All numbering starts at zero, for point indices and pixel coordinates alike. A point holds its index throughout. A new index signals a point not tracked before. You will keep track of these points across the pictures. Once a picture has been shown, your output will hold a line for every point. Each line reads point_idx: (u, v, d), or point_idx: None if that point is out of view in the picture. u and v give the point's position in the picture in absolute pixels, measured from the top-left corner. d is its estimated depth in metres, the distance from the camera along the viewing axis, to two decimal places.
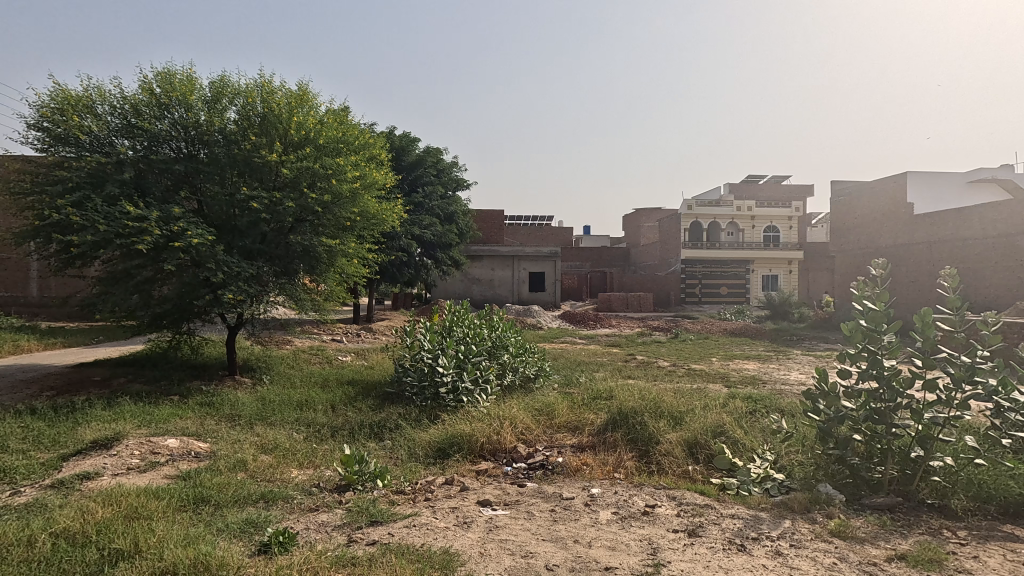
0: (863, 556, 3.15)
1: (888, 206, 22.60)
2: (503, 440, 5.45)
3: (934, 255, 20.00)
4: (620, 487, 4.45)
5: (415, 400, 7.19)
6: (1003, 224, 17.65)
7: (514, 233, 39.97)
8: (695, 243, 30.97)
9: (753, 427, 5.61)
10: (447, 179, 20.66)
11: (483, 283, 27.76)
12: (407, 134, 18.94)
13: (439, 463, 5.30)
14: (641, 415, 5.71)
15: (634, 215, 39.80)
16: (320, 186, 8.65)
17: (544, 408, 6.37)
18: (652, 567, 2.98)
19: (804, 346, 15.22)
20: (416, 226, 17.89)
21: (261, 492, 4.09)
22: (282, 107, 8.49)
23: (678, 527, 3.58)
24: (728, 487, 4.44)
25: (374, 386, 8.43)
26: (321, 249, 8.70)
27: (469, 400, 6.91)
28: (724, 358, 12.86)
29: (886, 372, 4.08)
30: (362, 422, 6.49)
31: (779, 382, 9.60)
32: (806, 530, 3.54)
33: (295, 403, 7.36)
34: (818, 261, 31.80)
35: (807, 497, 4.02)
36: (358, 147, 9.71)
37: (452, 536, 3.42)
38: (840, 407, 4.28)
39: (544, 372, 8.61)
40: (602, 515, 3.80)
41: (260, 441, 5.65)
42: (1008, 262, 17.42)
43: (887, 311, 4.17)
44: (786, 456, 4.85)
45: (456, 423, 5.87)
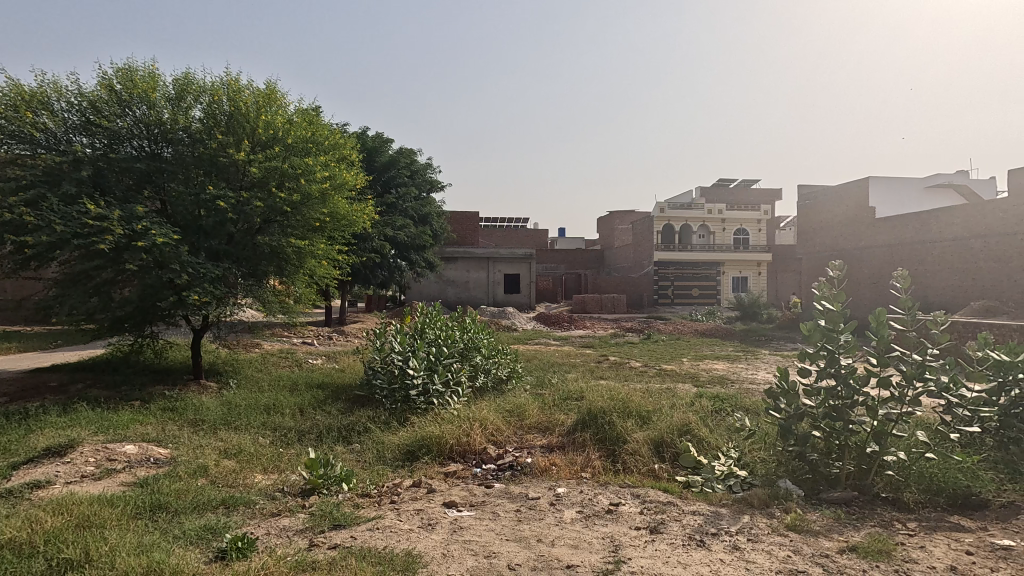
0: (816, 549, 3.25)
1: (851, 210, 23.33)
2: (472, 442, 5.44)
3: (895, 257, 20.68)
4: (585, 485, 4.50)
5: (385, 403, 7.11)
6: (959, 228, 18.30)
7: (490, 235, 40.07)
8: (667, 246, 31.53)
9: (718, 426, 5.72)
10: (421, 180, 20.55)
11: (458, 284, 27.64)
12: (379, 135, 18.79)
13: (407, 465, 5.27)
14: (610, 415, 5.78)
15: (609, 218, 40.33)
16: (288, 186, 8.53)
17: (514, 408, 6.40)
18: (612, 564, 3.02)
19: (772, 347, 15.61)
20: (389, 227, 17.71)
21: (221, 498, 4.00)
22: (249, 106, 8.37)
23: (640, 524, 3.63)
24: (692, 485, 4.52)
25: (345, 388, 8.34)
26: (289, 249, 8.54)
27: (440, 402, 6.88)
28: (693, 358, 13.05)
29: (843, 370, 4.23)
30: (330, 426, 6.41)
31: (745, 381, 9.81)
32: (764, 524, 3.63)
33: (263, 407, 7.23)
34: (786, 263, 32.61)
35: (766, 493, 4.12)
36: (326, 148, 9.64)
37: (415, 537, 3.41)
38: (800, 404, 4.43)
39: (516, 374, 8.62)
40: (566, 514, 3.83)
41: (223, 446, 5.53)
42: (961, 263, 18.17)
43: (844, 311, 4.29)
44: (748, 453, 4.96)
45: (425, 425, 5.85)
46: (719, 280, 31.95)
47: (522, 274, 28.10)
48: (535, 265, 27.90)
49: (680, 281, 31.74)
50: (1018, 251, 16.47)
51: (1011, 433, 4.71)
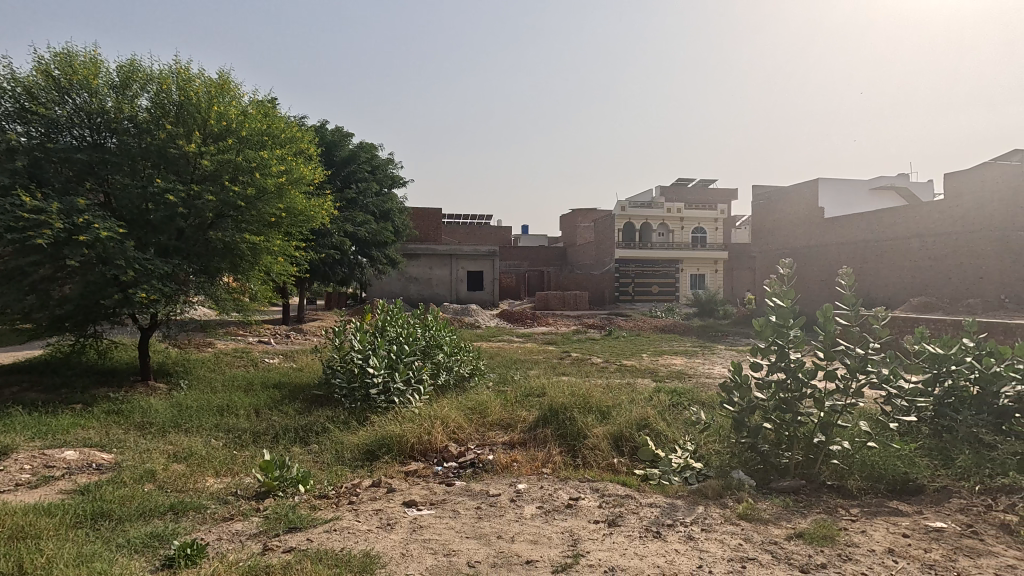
0: (766, 536, 3.37)
1: (801, 210, 24.27)
2: (434, 440, 5.40)
3: (842, 255, 21.61)
4: (546, 481, 4.54)
5: (344, 403, 6.98)
6: (900, 228, 19.25)
7: (453, 232, 39.86)
8: (628, 243, 32.14)
9: (675, 419, 5.86)
10: (382, 176, 20.24)
11: (420, 282, 27.36)
12: (338, 129, 18.42)
13: (367, 465, 5.19)
14: (570, 411, 5.86)
15: (571, 216, 40.78)
16: (242, 180, 8.25)
17: (476, 406, 6.38)
18: (571, 558, 3.06)
19: (727, 342, 16.09)
20: (348, 223, 17.37)
21: (170, 503, 3.85)
22: (200, 96, 8.07)
23: (598, 518, 3.69)
24: (650, 478, 4.62)
25: (303, 388, 8.15)
26: (243, 245, 8.25)
27: (401, 400, 6.81)
28: (652, 354, 13.33)
29: (793, 364, 4.39)
30: (287, 427, 6.25)
31: (702, 376, 10.09)
32: (717, 514, 3.74)
33: (216, 408, 6.98)
34: (741, 261, 33.69)
35: (720, 484, 4.25)
36: (282, 141, 9.39)
37: (374, 538, 3.36)
38: (752, 397, 4.58)
39: (478, 371, 8.60)
40: (526, 509, 3.86)
41: (173, 449, 5.32)
42: (902, 262, 19.12)
43: (794, 307, 4.45)
44: (704, 446, 5.10)
45: (386, 424, 5.77)
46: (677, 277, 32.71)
47: (485, 272, 28.08)
48: (498, 263, 27.92)
49: (640, 279, 32.37)
50: (952, 250, 17.47)
51: (944, 421, 5.04)
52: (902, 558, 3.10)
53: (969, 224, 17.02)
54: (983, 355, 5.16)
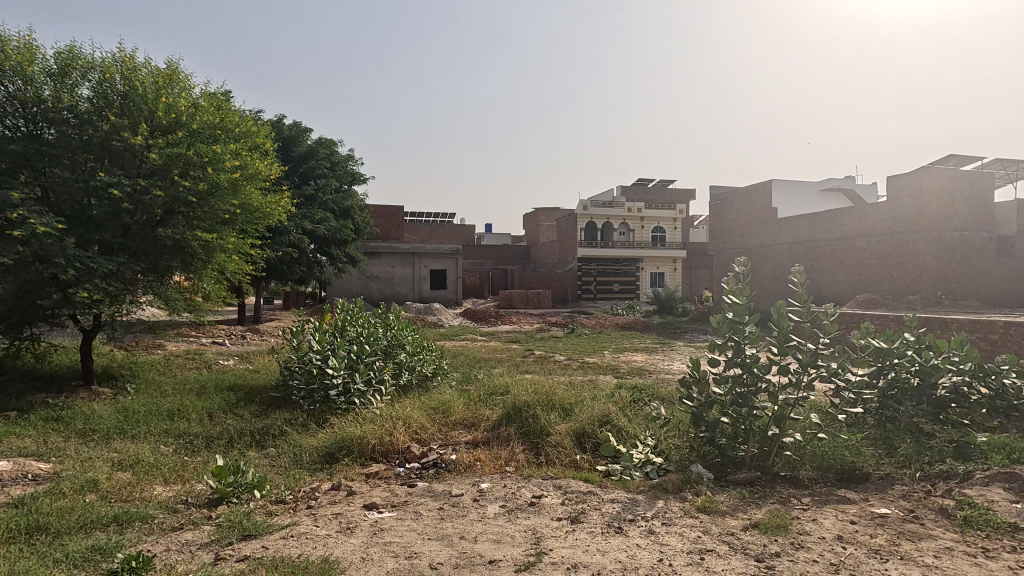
0: (723, 528, 3.46)
1: (756, 210, 25.08)
2: (395, 441, 5.32)
3: (794, 254, 22.45)
4: (509, 480, 4.52)
5: (303, 405, 6.79)
6: (846, 228, 20.17)
7: (415, 230, 39.45)
8: (591, 242, 32.62)
9: (636, 415, 5.95)
10: (342, 172, 19.83)
11: (382, 281, 26.94)
12: (295, 123, 17.96)
13: (326, 468, 5.06)
14: (533, 409, 5.87)
15: (535, 215, 41.12)
16: (193, 175, 7.92)
17: (439, 406, 6.33)
18: (534, 556, 3.06)
19: (685, 339, 16.49)
20: (306, 221, 16.92)
21: (114, 514, 3.66)
22: (147, 86, 7.72)
23: (561, 515, 3.70)
24: (612, 473, 4.68)
25: (259, 390, 7.89)
26: (194, 243, 7.91)
27: (361, 402, 6.66)
28: (614, 351, 13.52)
29: (748, 359, 4.52)
30: (242, 430, 6.04)
31: (662, 372, 10.31)
32: (677, 508, 3.81)
33: (165, 413, 6.69)
34: (699, 260, 34.63)
35: (680, 478, 4.33)
36: (236, 135, 9.09)
37: (333, 543, 3.27)
38: (710, 392, 4.69)
39: (441, 370, 8.54)
40: (489, 509, 3.84)
41: (118, 457, 5.06)
42: (849, 260, 20.02)
43: (749, 304, 4.57)
44: (664, 441, 5.19)
45: (346, 426, 5.65)
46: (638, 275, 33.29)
47: (448, 270, 27.94)
48: (461, 261, 27.80)
49: (602, 277, 32.83)
50: (894, 249, 18.39)
51: (887, 412, 5.29)
52: (851, 544, 3.23)
53: (906, 224, 18.01)
54: (923, 349, 5.43)
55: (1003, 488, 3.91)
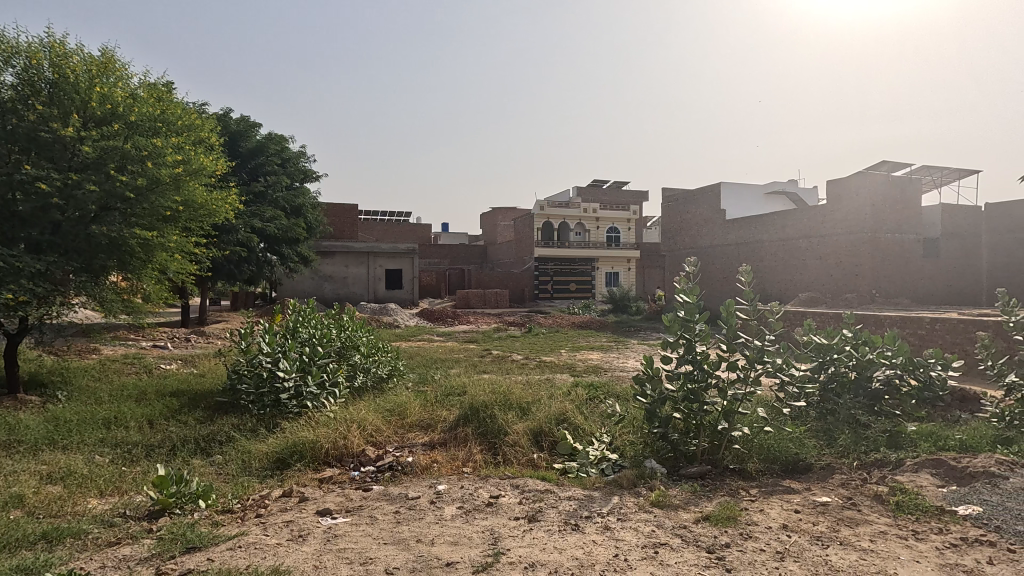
0: (676, 521, 3.54)
1: (706, 212, 25.89)
2: (350, 445, 5.20)
3: (742, 254, 23.32)
4: (466, 480, 4.50)
5: (251, 409, 6.55)
6: (789, 229, 21.13)
7: (370, 229, 38.74)
8: (548, 242, 32.91)
9: (592, 413, 6.04)
10: (294, 169, 19.25)
11: (336, 281, 26.32)
12: (244, 117, 17.33)
13: (276, 474, 4.89)
14: (491, 408, 5.86)
15: (492, 215, 41.14)
16: (131, 170, 7.47)
17: (395, 408, 6.24)
18: (492, 556, 3.04)
19: (639, 337, 16.85)
20: (255, 219, 16.31)
21: (43, 531, 3.43)
22: (78, 75, 7.28)
23: (518, 514, 3.71)
24: (569, 471, 4.73)
25: (205, 396, 7.55)
26: (132, 242, 7.46)
27: (314, 405, 6.48)
28: (570, 350, 13.68)
29: (698, 356, 4.65)
30: (186, 438, 5.77)
31: (617, 370, 10.51)
32: (632, 503, 3.88)
33: (100, 421, 6.30)
34: (652, 260, 35.47)
35: (634, 473, 4.42)
36: (178, 128, 8.66)
37: (283, 552, 3.17)
38: (663, 389, 4.80)
39: (397, 372, 8.41)
40: (446, 510, 3.80)
41: (47, 470, 4.73)
42: (792, 261, 20.95)
43: (699, 303, 4.69)
44: (618, 437, 5.28)
45: (297, 430, 5.48)
46: (594, 275, 33.79)
47: (404, 270, 27.57)
48: (417, 261, 27.49)
49: (558, 277, 33.15)
50: (832, 250, 19.37)
51: (827, 405, 5.58)
52: (795, 532, 3.37)
53: (842, 226, 19.04)
54: (860, 345, 5.73)
55: (931, 474, 4.17)
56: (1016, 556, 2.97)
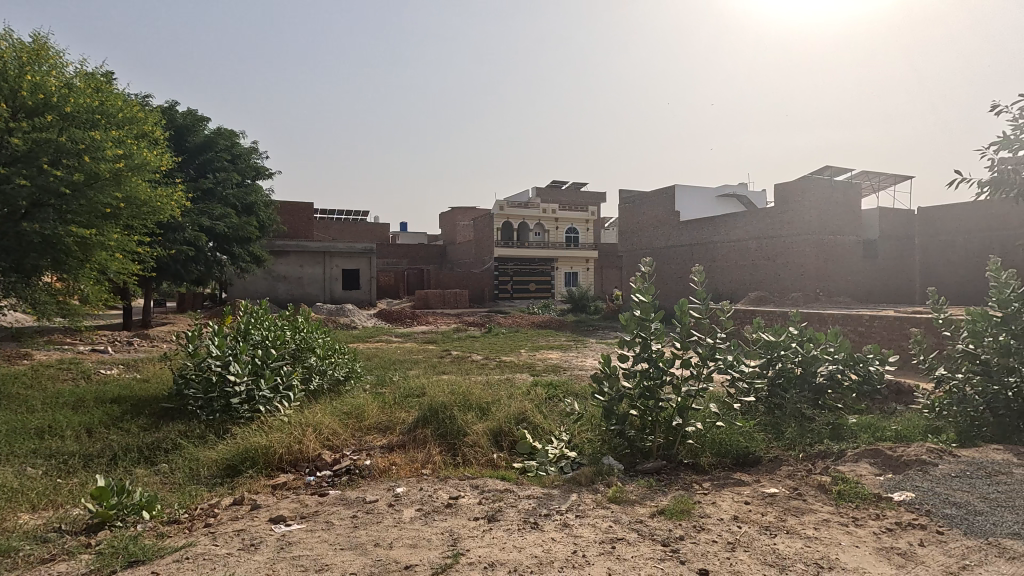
0: (632, 516, 3.62)
1: (662, 214, 26.53)
2: (305, 449, 5.07)
3: (695, 255, 24.00)
4: (425, 482, 4.46)
5: (200, 415, 6.29)
6: (740, 232, 21.88)
7: (326, 229, 37.90)
8: (508, 242, 32.98)
9: (551, 412, 6.09)
10: (245, 166, 18.62)
11: (290, 281, 25.60)
12: (191, 111, 16.67)
13: (227, 482, 4.72)
14: (450, 409, 5.83)
15: (451, 215, 40.92)
16: (65, 164, 7.02)
17: (352, 410, 6.14)
18: (451, 558, 3.02)
19: (597, 336, 17.11)
20: (203, 216, 15.68)
21: None
22: (7, 62, 7.12)
23: (478, 515, 3.70)
24: (528, 470, 4.75)
25: (149, 402, 7.20)
26: (68, 240, 7.01)
27: (267, 410, 6.29)
28: (530, 350, 13.76)
29: (653, 354, 4.77)
30: (128, 446, 5.49)
31: (575, 368, 10.63)
32: (590, 500, 3.94)
33: (32, 431, 5.91)
34: (610, 260, 36.07)
35: (592, 470, 4.49)
36: (120, 122, 8.20)
37: (235, 562, 3.06)
38: (620, 387, 4.89)
39: (354, 374, 8.27)
40: (405, 513, 3.76)
41: None
42: (743, 261, 21.70)
43: (654, 302, 4.80)
44: (577, 435, 5.33)
45: (249, 436, 5.30)
46: (553, 275, 34.09)
47: (362, 270, 27.09)
48: (375, 261, 27.07)
49: (518, 277, 33.29)
50: (780, 251, 20.18)
51: (775, 400, 5.81)
52: (745, 523, 3.50)
53: (789, 229, 19.86)
54: (805, 341, 6.01)
55: (870, 463, 4.41)
56: (944, 537, 3.17)
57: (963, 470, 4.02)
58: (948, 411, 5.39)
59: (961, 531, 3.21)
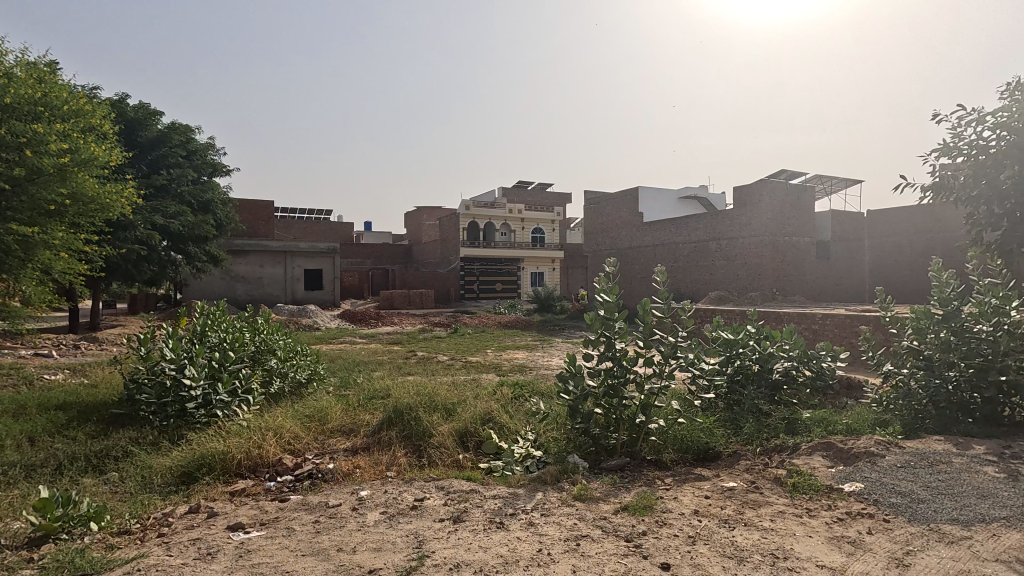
0: (597, 513, 3.66)
1: (625, 215, 26.96)
2: (264, 454, 4.94)
3: (658, 255, 24.47)
4: (390, 485, 4.41)
5: (153, 421, 6.05)
6: (701, 232, 22.42)
7: (287, 228, 37.06)
8: (474, 242, 32.91)
9: (517, 411, 6.11)
10: (200, 162, 18.01)
11: (249, 282, 24.89)
12: (143, 105, 15.97)
13: (182, 490, 4.56)
14: (416, 411, 5.78)
15: (416, 215, 40.57)
16: (5, 158, 6.71)
17: (315, 413, 6.02)
18: (416, 560, 3.00)
19: (563, 335, 17.26)
20: (157, 214, 15.09)
21: None
22: None
23: (443, 516, 3.69)
24: (494, 470, 4.76)
25: (97, 408, 6.88)
26: (9, 238, 6.69)
27: (225, 414, 6.10)
28: (496, 350, 13.77)
29: (617, 353, 4.84)
30: (74, 455, 5.23)
31: (541, 368, 10.70)
32: (555, 498, 3.97)
33: None
34: (576, 260, 36.41)
35: (558, 469, 4.53)
36: (65, 114, 7.84)
37: (190, 572, 2.96)
38: (585, 386, 4.93)
39: (317, 376, 8.11)
40: (369, 517, 3.71)
41: None
42: (704, 261, 22.23)
43: (619, 302, 4.85)
44: (543, 434, 5.36)
45: (206, 441, 5.13)
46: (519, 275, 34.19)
47: (325, 270, 26.56)
48: (339, 261, 26.60)
49: (484, 277, 33.25)
50: (738, 252, 20.74)
51: (734, 396, 5.98)
52: (705, 516, 3.59)
53: (748, 230, 20.42)
54: (762, 339, 6.21)
55: (822, 456, 4.59)
56: (890, 525, 3.33)
57: (907, 461, 4.23)
58: (895, 405, 5.66)
59: (905, 519, 3.37)
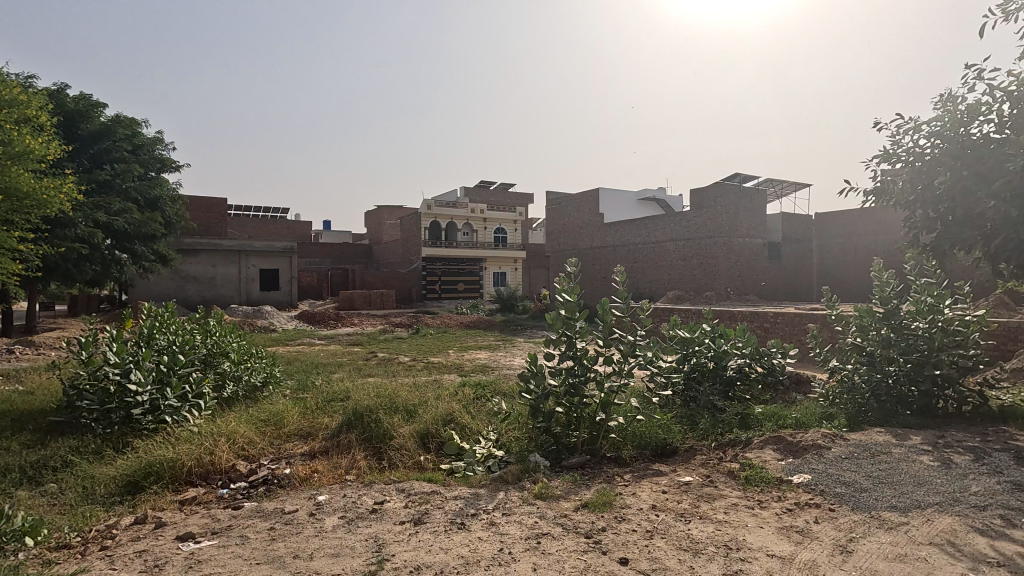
0: (557, 511, 3.70)
1: (586, 216, 27.29)
2: (216, 460, 4.76)
3: (618, 256, 24.86)
4: (349, 488, 4.34)
5: (95, 429, 5.74)
6: (659, 233, 22.90)
7: (241, 227, 35.89)
8: (436, 242, 32.67)
9: (479, 412, 6.10)
10: (148, 157, 17.24)
11: (200, 282, 23.96)
12: (84, 95, 15.09)
13: (127, 500, 4.35)
14: (376, 413, 5.69)
15: (377, 214, 39.98)
16: None
17: (270, 417, 5.86)
18: (375, 565, 2.95)
19: (525, 335, 17.34)
20: (99, 211, 14.34)
21: None
22: None
23: (403, 518, 3.65)
24: (456, 470, 4.74)
25: (34, 416, 6.49)
26: None
27: (174, 420, 5.86)
28: (458, 350, 13.71)
29: (577, 352, 4.90)
30: (6, 467, 4.92)
31: (503, 367, 10.72)
32: (516, 497, 3.99)
33: None
34: (538, 260, 36.63)
35: (519, 468, 4.55)
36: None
37: None
38: (546, 385, 4.96)
39: (273, 379, 7.88)
40: (327, 522, 3.63)
41: None
42: (662, 262, 22.71)
43: (579, 301, 4.91)
44: (505, 434, 5.37)
45: (153, 448, 4.91)
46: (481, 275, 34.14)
47: (281, 270, 25.85)
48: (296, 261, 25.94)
49: (446, 277, 33.04)
50: (695, 252, 21.28)
51: (690, 393, 6.14)
52: (662, 511, 3.67)
53: (705, 231, 20.98)
54: (717, 337, 6.41)
55: (773, 449, 4.77)
56: (835, 514, 3.49)
57: (851, 452, 4.43)
58: (840, 399, 5.93)
59: (849, 507, 3.55)
